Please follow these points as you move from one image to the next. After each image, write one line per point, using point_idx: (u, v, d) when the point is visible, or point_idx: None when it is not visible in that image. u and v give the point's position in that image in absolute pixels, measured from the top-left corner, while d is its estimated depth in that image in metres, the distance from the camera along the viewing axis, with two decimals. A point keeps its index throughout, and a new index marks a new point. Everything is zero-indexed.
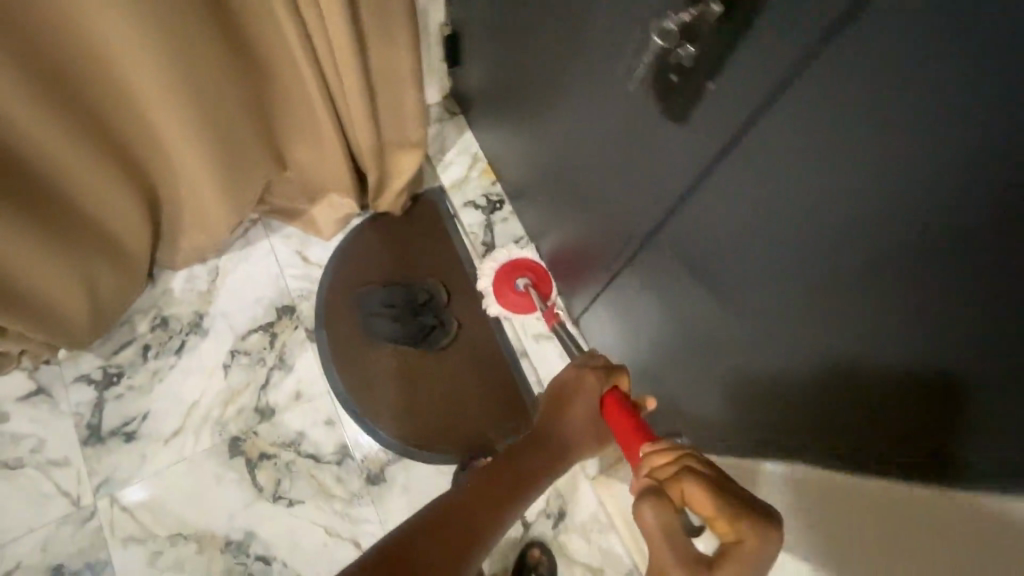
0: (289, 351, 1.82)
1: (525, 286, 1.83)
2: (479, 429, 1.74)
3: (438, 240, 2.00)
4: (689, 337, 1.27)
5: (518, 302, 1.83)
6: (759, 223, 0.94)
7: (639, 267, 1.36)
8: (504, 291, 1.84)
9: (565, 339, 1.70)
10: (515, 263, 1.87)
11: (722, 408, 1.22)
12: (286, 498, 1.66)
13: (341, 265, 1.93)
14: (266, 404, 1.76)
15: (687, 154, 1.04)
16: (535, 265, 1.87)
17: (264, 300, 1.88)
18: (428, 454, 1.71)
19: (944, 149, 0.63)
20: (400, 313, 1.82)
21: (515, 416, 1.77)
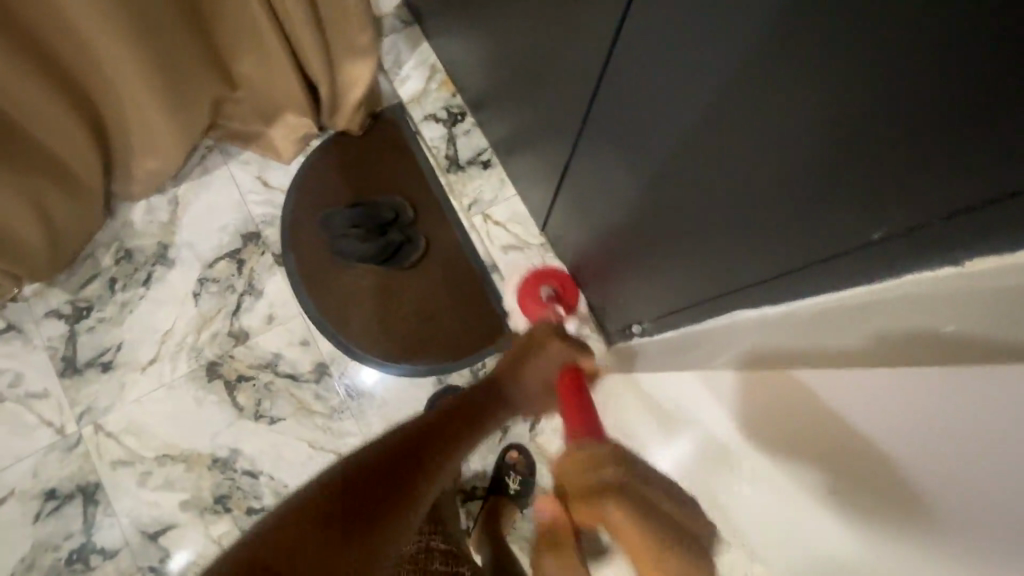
0: (258, 278, 1.82)
1: (550, 300, 1.69)
2: (454, 345, 1.80)
3: (398, 154, 1.91)
4: (644, 252, 1.24)
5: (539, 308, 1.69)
6: (677, 144, 0.93)
7: (583, 177, 1.36)
8: (527, 295, 1.71)
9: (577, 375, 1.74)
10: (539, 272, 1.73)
11: (667, 312, 1.28)
12: (267, 416, 1.72)
13: (309, 186, 1.89)
14: (240, 328, 1.78)
15: (621, 72, 0.99)
16: (564, 277, 1.74)
17: (227, 227, 1.86)
18: (404, 369, 1.78)
19: (826, 69, 0.61)
20: (365, 232, 1.80)
21: (487, 331, 1.80)
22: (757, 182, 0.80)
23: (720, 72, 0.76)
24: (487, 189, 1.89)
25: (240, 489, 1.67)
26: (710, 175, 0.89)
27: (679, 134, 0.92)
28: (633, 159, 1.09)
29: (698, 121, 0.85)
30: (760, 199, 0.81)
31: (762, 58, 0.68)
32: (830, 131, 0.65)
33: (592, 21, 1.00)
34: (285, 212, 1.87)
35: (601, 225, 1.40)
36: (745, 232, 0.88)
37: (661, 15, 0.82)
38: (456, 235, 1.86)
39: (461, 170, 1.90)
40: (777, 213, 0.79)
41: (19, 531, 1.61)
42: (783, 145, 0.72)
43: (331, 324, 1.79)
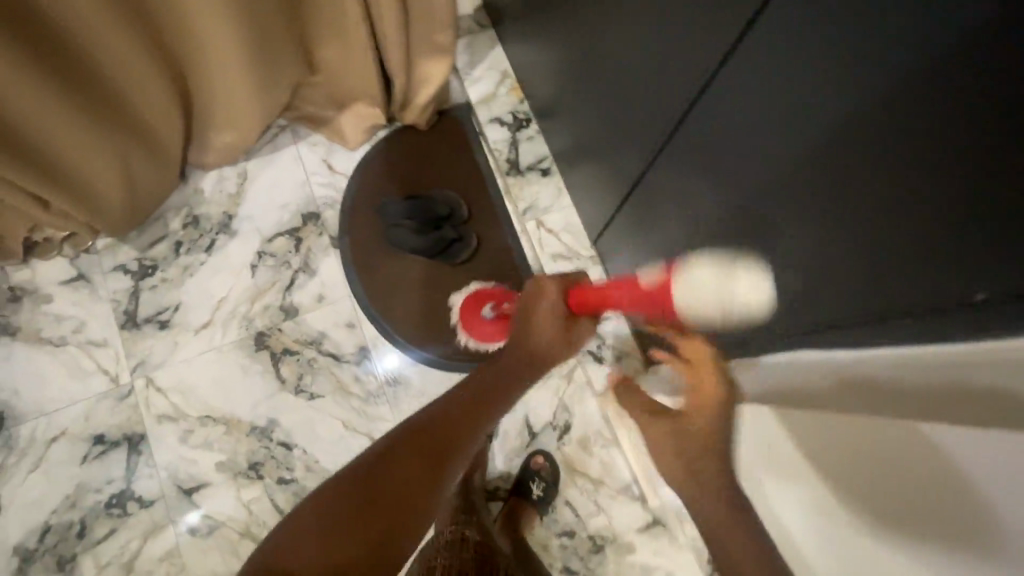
0: (313, 258, 1.88)
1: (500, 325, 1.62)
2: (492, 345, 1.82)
3: (461, 153, 1.95)
4: None
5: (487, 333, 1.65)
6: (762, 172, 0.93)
7: (645, 198, 1.37)
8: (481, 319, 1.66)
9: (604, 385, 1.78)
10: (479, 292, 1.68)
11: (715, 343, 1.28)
12: (307, 391, 1.78)
13: (371, 174, 1.94)
14: (291, 303, 1.84)
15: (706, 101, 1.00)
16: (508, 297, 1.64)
17: (290, 205, 1.92)
18: (440, 363, 1.81)
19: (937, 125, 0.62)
20: (421, 225, 1.84)
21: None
22: (839, 225, 0.81)
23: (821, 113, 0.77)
24: (544, 195, 1.91)
25: (273, 459, 1.73)
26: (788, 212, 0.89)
27: (759, 173, 0.93)
28: (702, 187, 1.09)
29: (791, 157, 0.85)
30: (840, 245, 0.81)
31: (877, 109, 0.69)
32: (929, 183, 0.66)
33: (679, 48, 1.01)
34: (346, 195, 1.93)
35: (658, 246, 1.40)
36: (816, 280, 0.88)
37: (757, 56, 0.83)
38: (507, 238, 1.89)
39: (520, 174, 1.92)
40: (857, 261, 0.80)
41: (66, 470, 1.69)
42: (876, 193, 0.73)
43: (376, 310, 1.84)
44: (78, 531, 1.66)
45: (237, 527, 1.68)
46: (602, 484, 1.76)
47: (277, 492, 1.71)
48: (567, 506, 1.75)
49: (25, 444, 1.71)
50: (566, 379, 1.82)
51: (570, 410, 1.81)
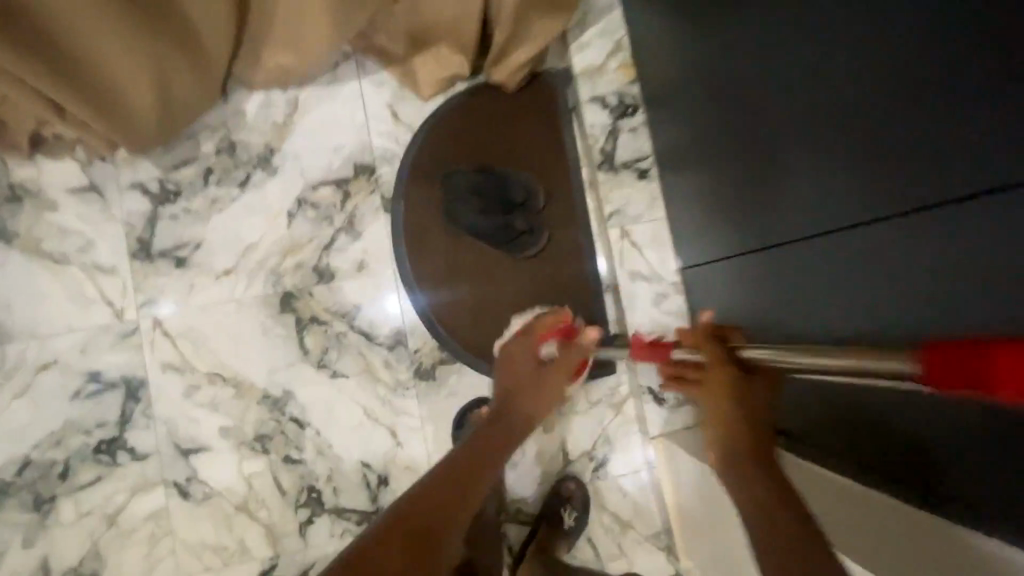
0: (359, 219, 1.64)
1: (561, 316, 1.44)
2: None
3: (548, 129, 1.66)
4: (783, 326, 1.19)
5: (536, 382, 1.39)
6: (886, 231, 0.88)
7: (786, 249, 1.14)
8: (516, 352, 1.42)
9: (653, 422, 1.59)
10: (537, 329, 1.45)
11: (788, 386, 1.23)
12: (331, 368, 1.59)
13: (440, 133, 1.66)
14: (327, 266, 1.62)
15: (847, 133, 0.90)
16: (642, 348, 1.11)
17: (342, 152, 1.66)
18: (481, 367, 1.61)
19: None
20: (488, 206, 1.57)
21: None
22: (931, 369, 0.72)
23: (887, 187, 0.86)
24: (637, 202, 1.60)
25: (282, 435, 1.56)
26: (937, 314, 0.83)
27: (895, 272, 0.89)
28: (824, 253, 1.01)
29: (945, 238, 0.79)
30: (863, 308, 0.97)
31: (957, 206, 0.77)
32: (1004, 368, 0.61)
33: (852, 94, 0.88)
34: (406, 153, 1.66)
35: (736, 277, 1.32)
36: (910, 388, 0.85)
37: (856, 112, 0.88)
38: (583, 242, 1.64)
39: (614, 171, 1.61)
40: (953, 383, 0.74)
41: (54, 403, 1.52)
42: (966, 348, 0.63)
43: (421, 293, 1.61)
44: (60, 472, 1.51)
45: (233, 500, 1.54)
46: (629, 527, 1.63)
47: (282, 470, 1.56)
48: (588, 543, 1.62)
49: (10, 366, 1.52)
50: (615, 410, 1.64)
51: (611, 443, 1.64)
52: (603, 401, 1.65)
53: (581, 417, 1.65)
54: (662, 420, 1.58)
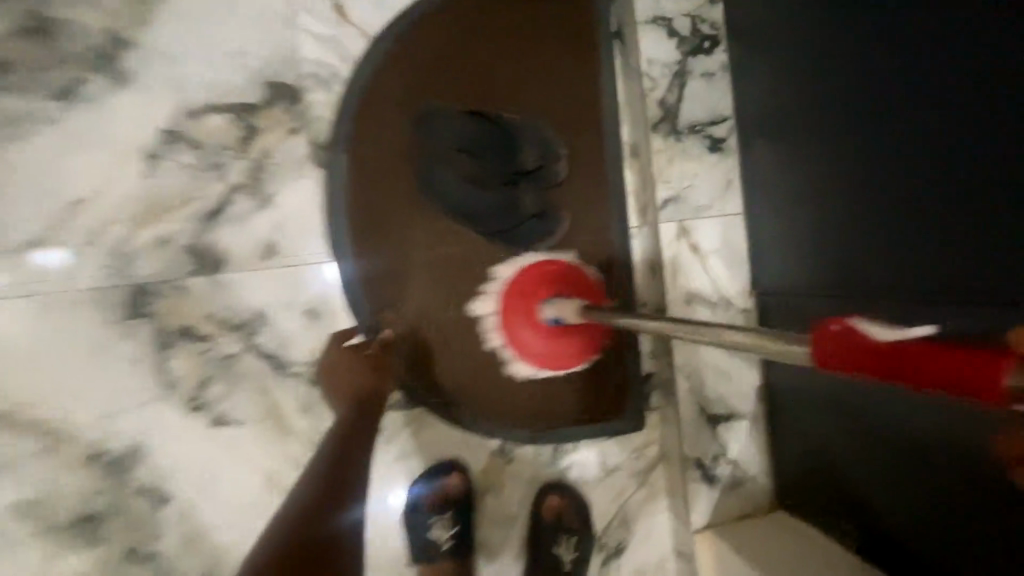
0: (271, 174, 1.01)
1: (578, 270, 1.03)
2: (541, 403, 1.12)
3: (578, 63, 1.09)
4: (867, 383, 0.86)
5: (535, 348, 1.01)
6: (889, 236, 0.81)
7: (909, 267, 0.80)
8: (513, 305, 1.01)
9: (700, 512, 1.09)
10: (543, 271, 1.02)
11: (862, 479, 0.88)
12: (213, 411, 0.99)
13: (413, 48, 1.04)
14: (212, 246, 0.99)
15: (876, 127, 0.79)
16: (832, 343, 0.50)
17: (246, 59, 1.00)
18: (454, 415, 1.07)
19: None
20: (486, 169, 1.03)
21: (598, 403, 1.14)
22: None
23: (901, 193, 0.78)
24: (703, 188, 1.08)
25: (126, 515, 0.97)
26: (958, 320, 0.74)
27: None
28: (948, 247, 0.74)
29: (944, 243, 0.74)
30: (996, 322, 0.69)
31: None
32: None
33: (898, 79, 0.75)
34: (355, 73, 1.03)
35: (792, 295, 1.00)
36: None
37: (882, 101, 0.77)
38: (618, 239, 1.10)
39: (675, 136, 1.06)
40: None
41: None
42: None
43: (370, 301, 1.03)
44: None
45: None
46: None
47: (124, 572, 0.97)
48: None
49: None
50: (639, 478, 1.17)
51: (630, 524, 1.16)
52: (624, 464, 1.16)
53: (592, 489, 1.15)
54: (711, 504, 1.10)
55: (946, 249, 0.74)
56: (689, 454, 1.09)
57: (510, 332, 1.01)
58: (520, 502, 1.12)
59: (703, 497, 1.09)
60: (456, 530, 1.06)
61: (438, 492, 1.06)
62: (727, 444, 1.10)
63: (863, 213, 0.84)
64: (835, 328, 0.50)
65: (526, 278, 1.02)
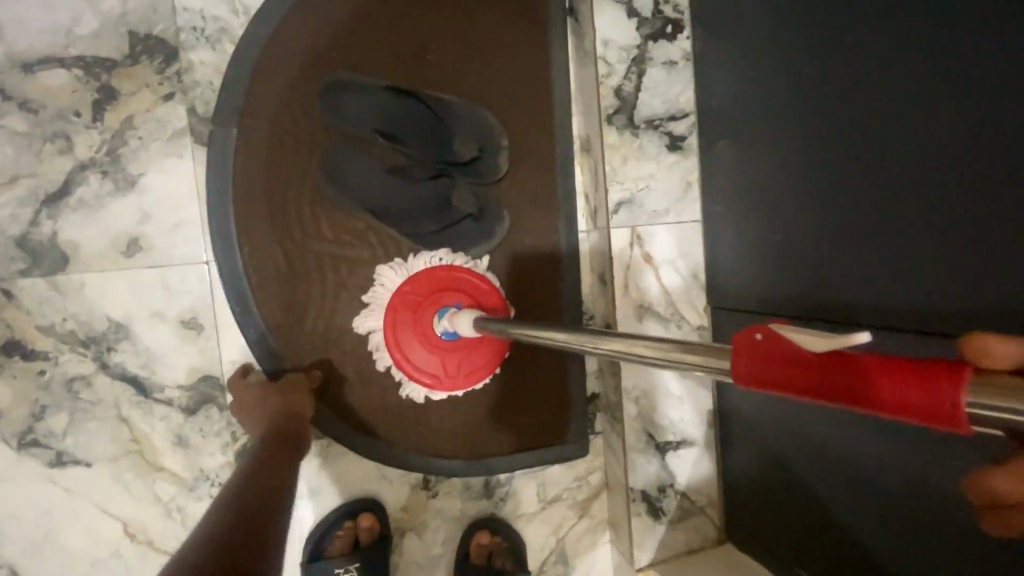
0: (135, 150, 0.80)
1: (475, 277, 0.89)
2: (477, 425, 0.98)
3: (524, 40, 0.94)
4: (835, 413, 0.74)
5: (429, 366, 0.86)
6: (862, 237, 0.68)
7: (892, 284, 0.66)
8: (400, 320, 0.85)
9: (643, 548, 0.99)
10: (431, 276, 0.88)
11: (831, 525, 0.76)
12: (52, 448, 0.78)
13: (324, 5, 0.86)
14: (51, 239, 0.77)
15: (847, 109, 0.67)
16: (755, 357, 0.38)
17: (101, 1, 0.78)
18: (376, 441, 0.91)
19: None
20: (411, 149, 0.87)
21: (541, 430, 1.01)
22: None
23: (879, 178, 0.65)
24: (659, 191, 0.95)
25: None
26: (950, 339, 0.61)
27: None
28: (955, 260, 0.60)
29: (919, 236, 0.62)
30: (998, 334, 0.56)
31: None
32: None
33: (857, 58, 0.66)
34: (246, 31, 0.83)
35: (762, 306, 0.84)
36: None
37: (848, 90, 0.67)
38: (561, 246, 0.97)
39: (630, 130, 0.94)
40: None
41: None
42: None
43: (266, 311, 0.84)
44: None
45: None
46: None
47: None
48: None
49: None
50: (579, 508, 1.06)
51: (567, 560, 1.05)
52: (563, 494, 1.05)
53: (526, 522, 1.03)
54: (657, 540, 0.99)
55: (942, 243, 0.60)
56: (633, 487, 0.99)
57: (398, 350, 0.85)
58: (444, 542, 0.98)
59: (648, 532, 0.99)
60: None
61: (347, 531, 0.91)
62: (675, 475, 1.00)
63: (833, 211, 0.71)
64: (757, 338, 0.38)
65: (414, 287, 0.87)
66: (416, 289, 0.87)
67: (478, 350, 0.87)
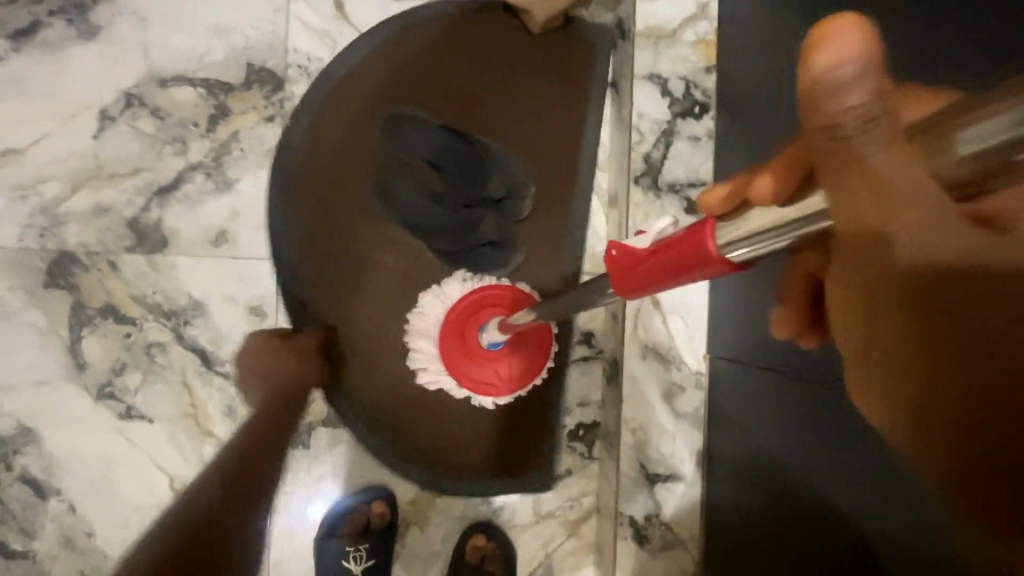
0: (235, 158, 0.95)
1: (502, 288, 0.99)
2: (470, 435, 1.08)
3: (563, 104, 1.11)
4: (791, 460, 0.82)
5: (485, 377, 0.98)
6: None
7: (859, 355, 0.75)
8: (449, 347, 0.97)
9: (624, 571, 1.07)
10: (469, 299, 0.98)
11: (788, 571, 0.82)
12: (125, 402, 0.90)
13: (398, 53, 1.02)
14: (156, 225, 0.92)
15: None
16: (623, 266, 0.51)
17: (229, 38, 0.95)
18: (374, 433, 1.02)
19: None
20: (446, 181, 1.01)
21: (518, 449, 1.11)
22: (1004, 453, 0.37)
23: None
24: None
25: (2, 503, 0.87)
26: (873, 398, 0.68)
27: None
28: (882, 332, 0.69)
29: None
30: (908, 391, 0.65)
31: None
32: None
33: None
34: (331, 66, 0.99)
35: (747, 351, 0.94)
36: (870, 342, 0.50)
37: None
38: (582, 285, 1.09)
39: (654, 192, 1.07)
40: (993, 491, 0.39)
41: None
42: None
43: (300, 301, 0.96)
44: None
45: None
46: None
47: None
48: None
49: None
50: (569, 527, 1.14)
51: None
52: (557, 512, 1.13)
53: (520, 533, 1.11)
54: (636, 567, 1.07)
55: None
56: (622, 511, 1.08)
57: (454, 371, 0.97)
58: (442, 539, 1.07)
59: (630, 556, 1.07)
60: (372, 562, 1.01)
61: (360, 516, 1.01)
62: (662, 507, 1.06)
63: None
64: (614, 254, 0.52)
65: (454, 314, 0.98)
66: (458, 312, 0.98)
67: (525, 354, 0.99)
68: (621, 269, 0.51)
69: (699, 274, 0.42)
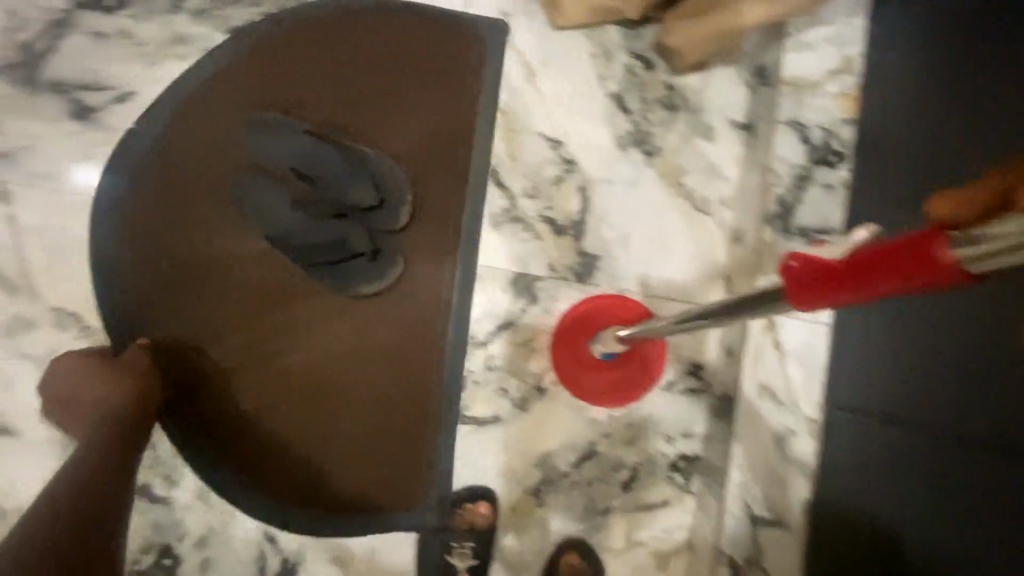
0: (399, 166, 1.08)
1: (607, 298, 1.11)
2: (508, 455, 1.09)
3: (419, 89, 1.13)
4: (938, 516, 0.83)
5: (600, 386, 1.09)
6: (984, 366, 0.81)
7: None
8: (563, 359, 1.09)
9: None
10: (576, 312, 1.10)
11: None
12: None
13: (322, 86, 1.11)
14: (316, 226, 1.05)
15: None
16: (805, 275, 0.56)
17: None
18: (255, 462, 1.06)
19: None
20: (309, 199, 1.06)
21: (373, 486, 1.07)
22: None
23: None
24: None
25: None
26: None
27: None
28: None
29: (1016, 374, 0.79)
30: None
31: None
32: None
33: None
34: (192, 85, 1.09)
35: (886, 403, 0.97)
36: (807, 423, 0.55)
37: None
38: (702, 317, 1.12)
39: (786, 235, 1.09)
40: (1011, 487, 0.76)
41: None
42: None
43: (154, 318, 1.05)
44: None
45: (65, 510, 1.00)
46: None
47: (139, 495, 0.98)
48: None
49: None
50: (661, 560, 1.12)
51: None
52: (650, 542, 1.11)
53: (611, 557, 1.10)
54: None
55: None
56: (721, 549, 1.06)
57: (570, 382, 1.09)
58: (538, 550, 1.08)
59: None
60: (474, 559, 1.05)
61: (468, 514, 1.06)
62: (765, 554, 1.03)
63: None
64: (792, 264, 0.57)
65: (566, 327, 1.10)
66: (567, 324, 1.10)
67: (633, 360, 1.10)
68: (804, 280, 0.56)
69: (924, 287, 0.46)
